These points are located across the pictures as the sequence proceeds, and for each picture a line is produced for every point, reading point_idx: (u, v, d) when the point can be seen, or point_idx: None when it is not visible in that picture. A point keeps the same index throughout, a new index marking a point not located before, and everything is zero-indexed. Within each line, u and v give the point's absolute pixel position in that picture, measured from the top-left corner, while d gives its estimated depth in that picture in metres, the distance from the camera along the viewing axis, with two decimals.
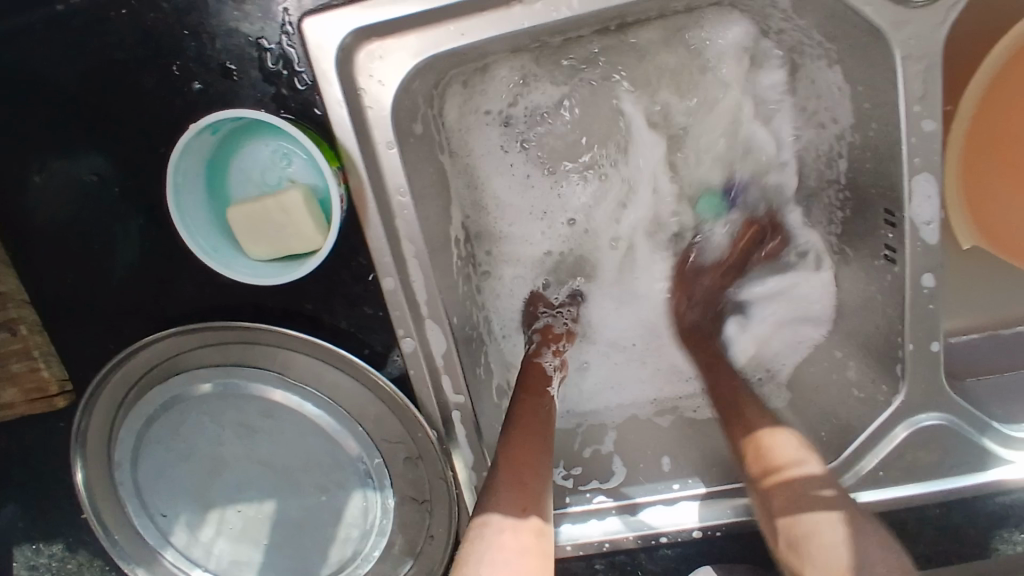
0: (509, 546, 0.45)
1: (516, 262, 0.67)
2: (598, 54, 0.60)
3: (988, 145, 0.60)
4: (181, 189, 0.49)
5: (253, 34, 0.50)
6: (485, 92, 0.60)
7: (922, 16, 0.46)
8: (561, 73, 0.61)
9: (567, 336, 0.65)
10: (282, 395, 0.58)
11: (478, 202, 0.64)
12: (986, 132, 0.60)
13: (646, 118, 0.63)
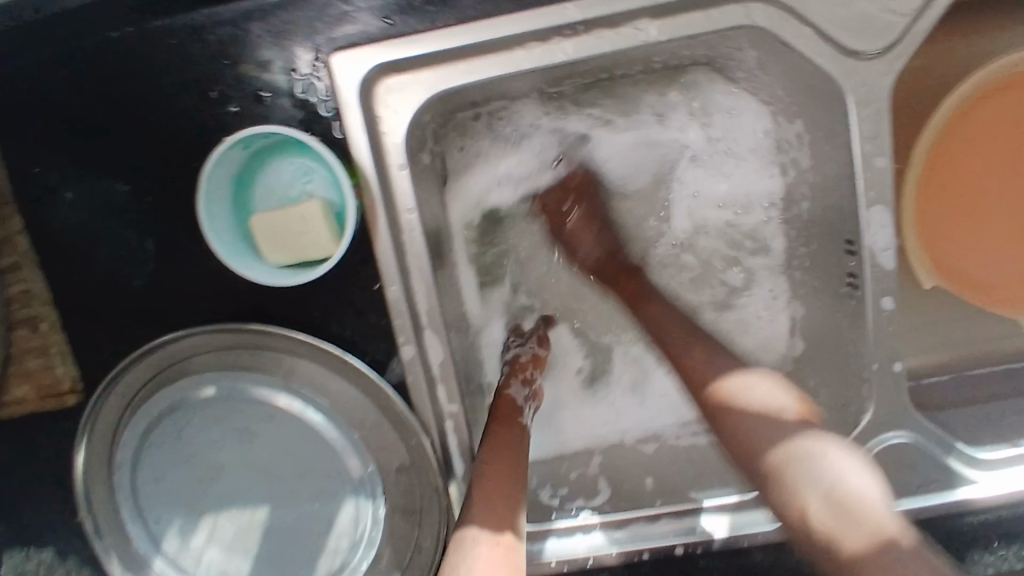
0: (483, 567, 0.42)
1: (510, 289, 0.71)
2: (586, 100, 0.65)
3: (940, 194, 0.67)
4: (211, 197, 0.54)
5: (285, 64, 0.56)
6: (480, 128, 0.65)
7: (869, 67, 0.53)
8: (550, 116, 0.66)
9: (535, 363, 0.63)
10: (284, 400, 0.61)
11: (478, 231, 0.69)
12: (937, 182, 0.66)
13: (636, 161, 0.69)
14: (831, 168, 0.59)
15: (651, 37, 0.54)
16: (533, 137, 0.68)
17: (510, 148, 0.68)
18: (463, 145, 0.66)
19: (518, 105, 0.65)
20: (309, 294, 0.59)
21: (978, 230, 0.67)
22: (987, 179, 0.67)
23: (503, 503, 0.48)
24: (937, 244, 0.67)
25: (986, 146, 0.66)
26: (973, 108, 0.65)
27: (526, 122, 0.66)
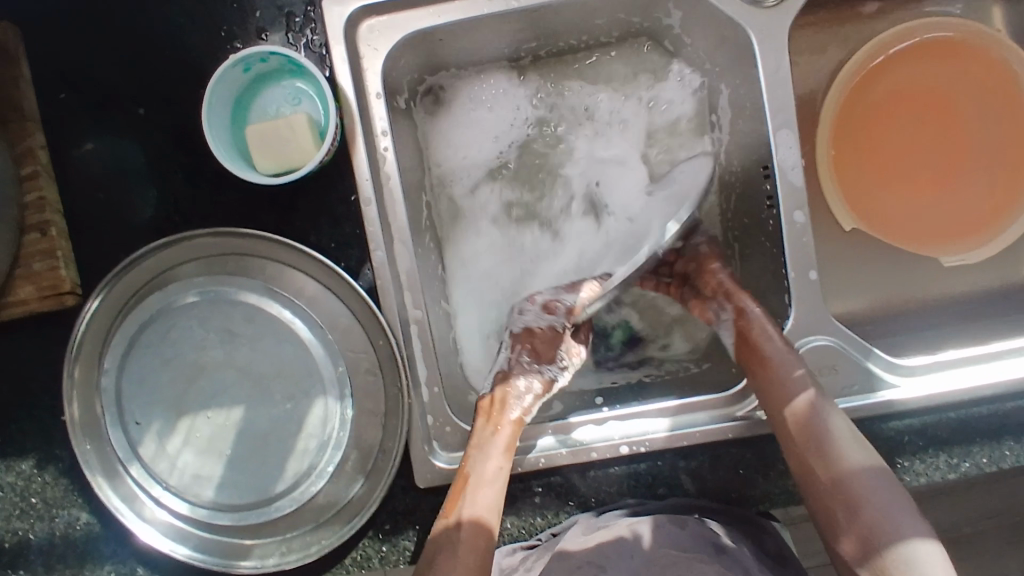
0: (469, 541, 0.56)
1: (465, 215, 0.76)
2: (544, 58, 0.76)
3: (856, 152, 0.75)
4: (213, 106, 0.62)
5: (284, 8, 0.66)
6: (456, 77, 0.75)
7: (769, 14, 0.64)
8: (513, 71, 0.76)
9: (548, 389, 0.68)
10: (266, 303, 0.68)
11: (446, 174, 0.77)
12: (853, 141, 0.75)
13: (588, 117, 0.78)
14: (748, 107, 0.69)
15: None
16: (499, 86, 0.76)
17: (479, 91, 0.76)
18: (435, 96, 0.76)
19: (500, 80, 0.76)
20: (294, 207, 0.67)
21: (895, 183, 0.76)
22: (897, 136, 0.75)
23: (494, 485, 0.59)
24: (862, 198, 0.75)
25: (890, 104, 0.75)
26: (871, 74, 0.75)
27: (492, 73, 0.76)
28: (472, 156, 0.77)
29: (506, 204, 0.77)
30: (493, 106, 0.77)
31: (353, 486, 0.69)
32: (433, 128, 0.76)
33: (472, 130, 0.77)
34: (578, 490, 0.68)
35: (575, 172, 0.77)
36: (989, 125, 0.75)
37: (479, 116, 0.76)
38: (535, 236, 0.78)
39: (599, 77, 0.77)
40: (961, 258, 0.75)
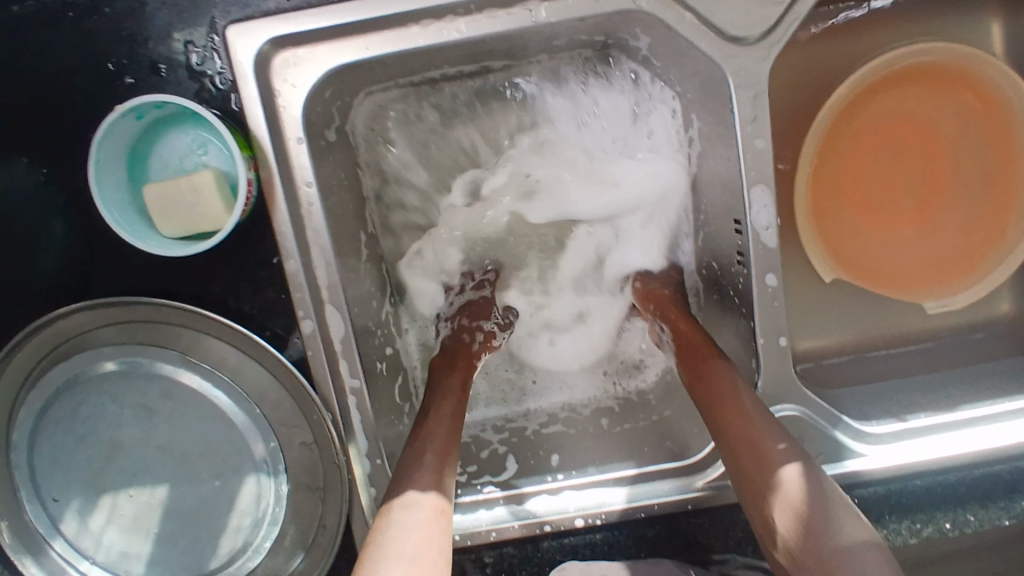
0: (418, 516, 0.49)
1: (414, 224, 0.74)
2: (500, 67, 0.68)
3: (828, 192, 0.70)
4: (102, 165, 0.54)
5: (183, 37, 0.56)
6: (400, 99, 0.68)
7: (750, 52, 0.56)
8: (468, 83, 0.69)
9: (489, 336, 0.70)
10: (185, 376, 0.61)
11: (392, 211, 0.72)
12: (827, 180, 0.70)
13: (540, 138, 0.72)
14: (722, 149, 0.62)
15: (541, 18, 0.57)
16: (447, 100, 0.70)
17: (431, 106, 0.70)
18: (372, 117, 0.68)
19: (489, 125, 0.72)
20: (208, 267, 0.59)
21: (874, 220, 0.71)
22: (872, 173, 0.70)
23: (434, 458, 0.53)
24: (830, 241, 0.70)
25: (878, 130, 0.69)
26: (853, 106, 0.68)
27: (443, 87, 0.69)
28: (432, 190, 0.73)
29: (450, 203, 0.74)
30: (459, 128, 0.72)
31: (293, 560, 0.65)
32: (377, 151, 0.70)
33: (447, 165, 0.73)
34: (532, 561, 0.64)
35: (521, 175, 0.73)
36: (974, 152, 0.69)
37: (433, 132, 0.72)
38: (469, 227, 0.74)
39: (566, 89, 0.70)
40: (937, 305, 0.71)
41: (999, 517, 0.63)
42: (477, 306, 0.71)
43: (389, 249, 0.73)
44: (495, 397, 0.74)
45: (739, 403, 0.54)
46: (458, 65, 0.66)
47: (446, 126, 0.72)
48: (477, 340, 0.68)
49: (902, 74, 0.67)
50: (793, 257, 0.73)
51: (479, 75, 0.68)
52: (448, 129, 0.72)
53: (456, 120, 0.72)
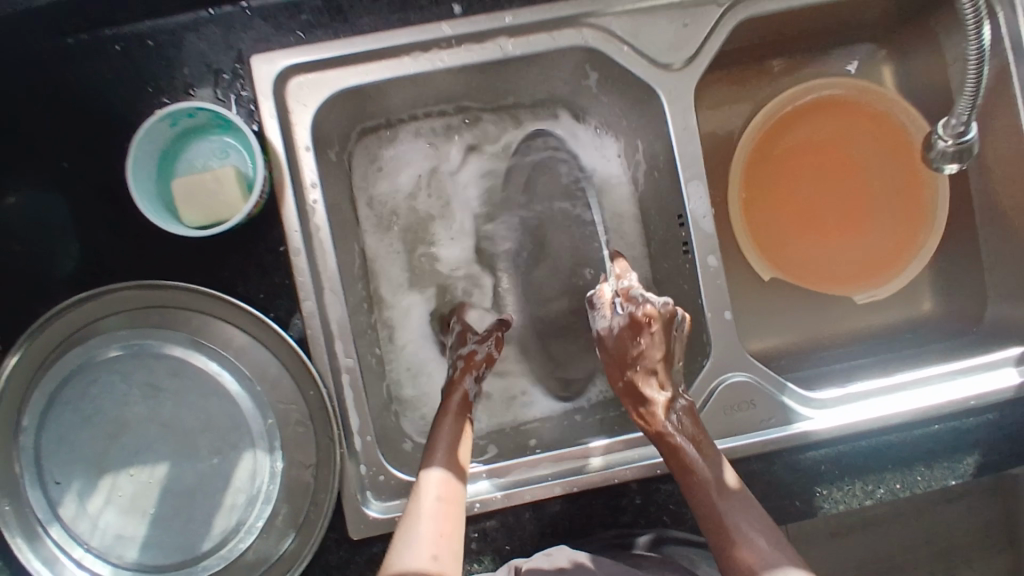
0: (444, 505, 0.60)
1: (399, 243, 0.80)
2: (480, 108, 0.79)
3: (759, 206, 0.81)
4: (139, 161, 0.63)
5: (213, 65, 0.68)
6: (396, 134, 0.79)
7: (678, 76, 0.69)
8: (451, 124, 0.80)
9: (469, 357, 0.72)
10: (192, 356, 0.67)
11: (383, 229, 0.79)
12: (756, 195, 0.81)
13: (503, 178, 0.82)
14: (661, 160, 0.73)
15: (509, 51, 0.68)
16: (439, 129, 0.80)
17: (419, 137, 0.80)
18: (367, 146, 0.78)
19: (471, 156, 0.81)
20: (222, 256, 0.67)
21: (800, 228, 0.82)
22: (796, 189, 0.82)
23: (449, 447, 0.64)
24: (765, 247, 0.81)
25: (798, 152, 0.81)
26: (771, 134, 0.81)
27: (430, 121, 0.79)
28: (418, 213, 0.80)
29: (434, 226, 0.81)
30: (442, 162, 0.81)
31: (284, 541, 0.67)
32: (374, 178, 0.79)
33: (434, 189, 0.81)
34: (513, 533, 0.69)
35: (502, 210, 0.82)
36: (885, 170, 0.81)
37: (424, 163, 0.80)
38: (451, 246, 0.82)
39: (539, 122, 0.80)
40: (869, 296, 0.80)
41: (946, 477, 0.69)
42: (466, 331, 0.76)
43: (378, 264, 0.79)
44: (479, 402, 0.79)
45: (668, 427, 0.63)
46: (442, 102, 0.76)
47: (433, 159, 0.80)
48: (455, 365, 0.73)
49: (807, 107, 0.80)
50: (738, 264, 0.83)
51: (462, 113, 0.79)
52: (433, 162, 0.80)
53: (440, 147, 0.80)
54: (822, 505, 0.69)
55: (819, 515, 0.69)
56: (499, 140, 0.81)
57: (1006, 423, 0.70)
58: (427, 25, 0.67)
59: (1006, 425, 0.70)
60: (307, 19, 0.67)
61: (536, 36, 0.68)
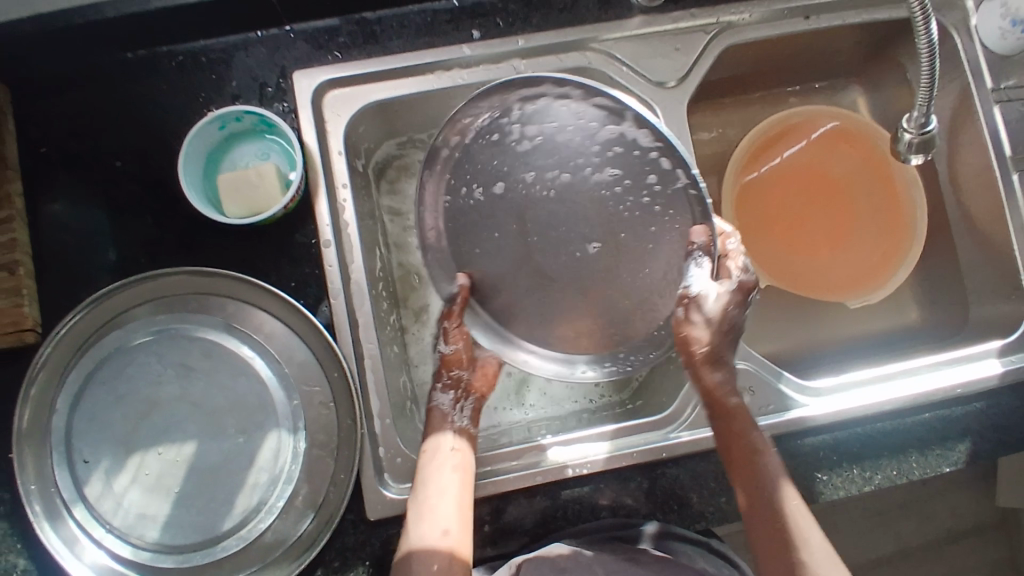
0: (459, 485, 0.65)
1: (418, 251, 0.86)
2: None
3: (751, 225, 0.88)
4: (189, 157, 0.70)
5: (258, 78, 0.75)
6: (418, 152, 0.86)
7: (672, 94, 0.77)
8: None
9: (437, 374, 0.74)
10: (225, 339, 0.71)
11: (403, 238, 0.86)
12: (749, 215, 0.88)
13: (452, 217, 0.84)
14: None
15: (520, 70, 0.77)
16: None
17: None
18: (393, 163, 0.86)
19: None
20: (256, 248, 0.73)
21: (790, 240, 0.88)
22: (784, 204, 0.88)
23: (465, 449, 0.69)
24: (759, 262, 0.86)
25: (783, 171, 0.88)
26: (756, 161, 0.88)
27: None
28: None
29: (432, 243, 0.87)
30: None
31: (302, 522, 0.69)
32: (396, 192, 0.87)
33: None
34: (524, 516, 0.71)
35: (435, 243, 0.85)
36: (865, 187, 0.87)
37: None
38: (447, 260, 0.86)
39: None
40: (861, 300, 0.85)
41: (940, 464, 0.72)
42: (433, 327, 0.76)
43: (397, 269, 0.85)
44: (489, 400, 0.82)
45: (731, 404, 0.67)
46: None
47: None
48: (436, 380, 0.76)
49: (789, 130, 0.88)
50: None
51: None
52: None
53: None
54: (823, 492, 0.72)
55: (820, 501, 0.71)
56: None
57: (991, 412, 0.74)
58: (450, 47, 0.76)
59: (992, 414, 0.74)
60: (344, 41, 0.76)
61: (545, 58, 0.77)
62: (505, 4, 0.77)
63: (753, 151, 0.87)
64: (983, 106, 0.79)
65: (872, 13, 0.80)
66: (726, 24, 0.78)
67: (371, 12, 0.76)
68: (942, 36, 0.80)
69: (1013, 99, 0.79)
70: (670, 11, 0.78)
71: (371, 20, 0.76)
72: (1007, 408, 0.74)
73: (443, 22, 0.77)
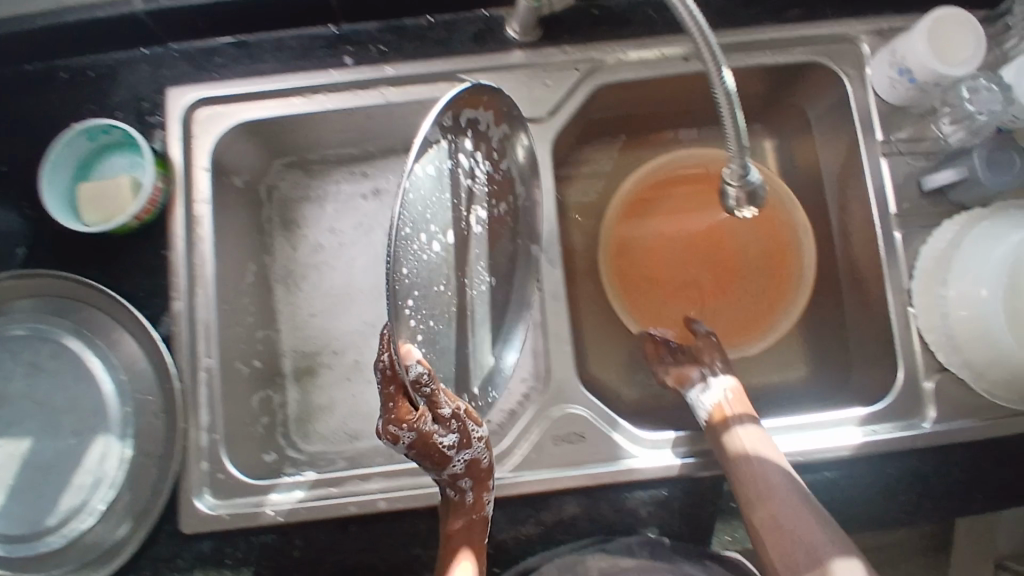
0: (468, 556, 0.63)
1: (307, 262, 0.87)
2: (395, 149, 0.87)
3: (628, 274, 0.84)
4: (55, 167, 0.73)
5: (136, 93, 0.77)
6: (319, 171, 0.88)
7: (541, 130, 0.76)
8: (378, 161, 0.88)
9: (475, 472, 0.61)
10: (72, 342, 0.73)
11: (296, 249, 0.87)
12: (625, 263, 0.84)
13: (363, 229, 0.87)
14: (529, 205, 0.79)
15: (389, 98, 0.77)
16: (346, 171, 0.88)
17: (345, 171, 0.88)
18: (291, 183, 0.88)
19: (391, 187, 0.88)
20: (110, 256, 0.75)
21: (673, 284, 0.85)
22: (670, 247, 0.85)
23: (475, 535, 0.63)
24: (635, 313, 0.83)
25: (673, 215, 0.86)
26: (639, 207, 0.86)
27: (355, 161, 0.88)
28: (331, 232, 0.87)
29: (332, 253, 0.87)
30: (358, 199, 0.88)
31: (120, 528, 0.71)
32: (292, 206, 0.88)
33: (346, 213, 0.88)
34: (338, 541, 0.71)
35: (321, 260, 0.87)
36: (754, 238, 0.85)
37: (353, 196, 0.88)
38: (341, 271, 0.87)
39: None
40: (739, 351, 0.82)
41: None
42: (426, 438, 0.55)
43: (286, 282, 0.86)
44: (352, 418, 0.83)
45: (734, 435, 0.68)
46: (354, 149, 0.87)
47: (361, 192, 0.88)
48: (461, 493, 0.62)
49: (678, 175, 0.85)
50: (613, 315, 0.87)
51: (385, 155, 0.87)
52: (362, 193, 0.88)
53: (349, 173, 0.88)
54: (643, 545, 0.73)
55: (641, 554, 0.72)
56: None
57: (837, 484, 0.71)
58: (319, 72, 0.77)
59: (836, 487, 0.71)
60: (220, 60, 0.77)
61: (416, 88, 0.77)
62: (381, 33, 0.77)
63: (640, 193, 0.85)
64: (869, 158, 0.75)
65: (764, 56, 0.76)
66: (599, 62, 0.76)
67: (251, 35, 0.78)
68: (836, 81, 0.76)
69: (904, 153, 0.74)
70: (545, 48, 0.76)
71: (249, 42, 0.78)
72: (850, 481, 0.72)
73: (321, 47, 0.77)
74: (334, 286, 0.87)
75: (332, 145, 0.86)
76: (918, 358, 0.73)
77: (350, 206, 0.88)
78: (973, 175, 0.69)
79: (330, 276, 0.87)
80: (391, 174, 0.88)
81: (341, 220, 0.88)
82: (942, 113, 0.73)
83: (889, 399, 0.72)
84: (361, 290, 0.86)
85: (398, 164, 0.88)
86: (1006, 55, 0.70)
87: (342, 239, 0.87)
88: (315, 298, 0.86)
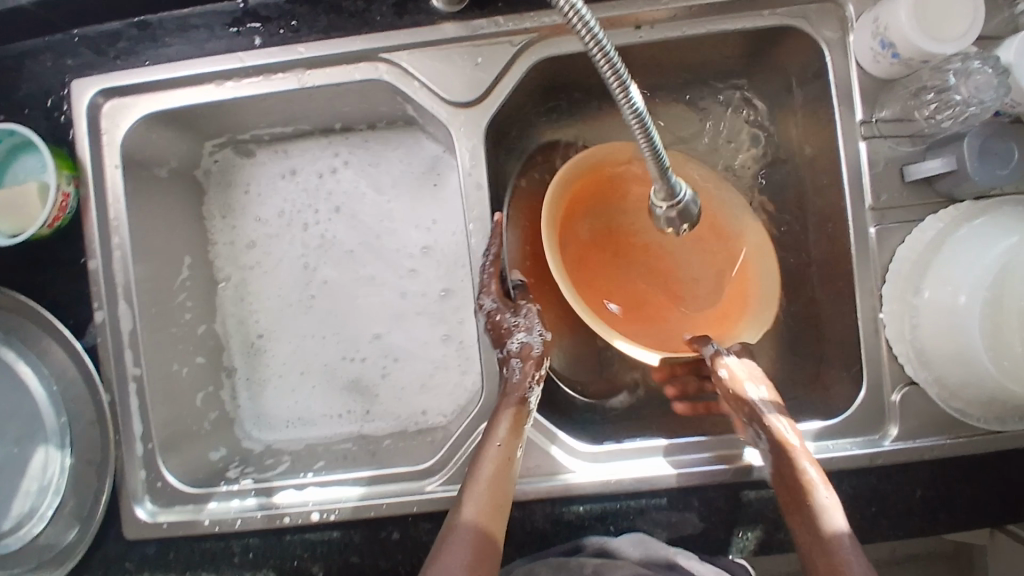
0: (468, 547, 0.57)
1: (257, 249, 0.81)
2: (338, 126, 0.80)
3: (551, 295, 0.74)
4: None
5: (43, 86, 0.73)
6: (258, 155, 0.82)
7: (472, 113, 0.68)
8: (325, 139, 0.81)
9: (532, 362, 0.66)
10: (3, 352, 0.72)
11: (240, 237, 0.82)
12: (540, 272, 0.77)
13: (321, 208, 0.81)
14: None
15: (306, 82, 0.70)
16: (289, 150, 0.82)
17: (293, 151, 0.82)
18: (228, 168, 0.82)
19: (345, 164, 0.81)
20: (35, 263, 0.73)
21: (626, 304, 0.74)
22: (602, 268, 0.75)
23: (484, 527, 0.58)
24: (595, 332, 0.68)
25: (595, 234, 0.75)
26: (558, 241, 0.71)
27: (301, 139, 0.81)
28: (279, 216, 0.81)
29: (284, 240, 0.81)
30: (308, 180, 0.81)
31: (69, 531, 0.72)
32: (234, 191, 0.82)
33: (298, 196, 0.82)
34: (274, 549, 0.71)
35: (264, 249, 0.82)
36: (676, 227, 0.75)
37: (304, 174, 0.82)
38: (296, 257, 0.81)
39: (391, 154, 0.81)
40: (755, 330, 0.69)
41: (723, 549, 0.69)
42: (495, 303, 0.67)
43: (231, 274, 0.81)
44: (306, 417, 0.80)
45: (789, 495, 0.59)
46: (297, 130, 0.80)
47: (312, 171, 0.82)
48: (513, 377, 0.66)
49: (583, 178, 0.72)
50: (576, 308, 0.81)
51: (327, 133, 0.81)
52: (314, 171, 0.82)
53: (293, 153, 0.82)
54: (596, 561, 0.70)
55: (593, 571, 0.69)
56: (359, 161, 0.81)
57: None
58: (227, 55, 0.70)
59: None
60: (124, 46, 0.72)
61: (335, 68, 0.70)
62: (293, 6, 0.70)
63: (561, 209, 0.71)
64: (848, 141, 0.65)
65: (726, 22, 0.65)
66: (534, 36, 0.67)
67: (154, 13, 0.71)
68: (811, 47, 0.66)
69: (887, 135, 0.64)
70: (474, 19, 0.68)
71: (153, 22, 0.71)
72: None
73: (226, 25, 0.71)
74: (290, 274, 0.81)
75: (269, 128, 0.79)
76: (889, 368, 0.66)
77: (302, 184, 0.82)
78: (962, 168, 0.60)
79: (279, 264, 0.81)
80: (344, 149, 0.81)
81: (295, 203, 0.82)
82: (927, 97, 0.62)
83: (851, 412, 0.66)
84: (321, 276, 0.81)
85: (349, 139, 0.81)
86: (1016, 19, 0.61)
87: (296, 222, 0.81)
88: (267, 291, 0.81)
